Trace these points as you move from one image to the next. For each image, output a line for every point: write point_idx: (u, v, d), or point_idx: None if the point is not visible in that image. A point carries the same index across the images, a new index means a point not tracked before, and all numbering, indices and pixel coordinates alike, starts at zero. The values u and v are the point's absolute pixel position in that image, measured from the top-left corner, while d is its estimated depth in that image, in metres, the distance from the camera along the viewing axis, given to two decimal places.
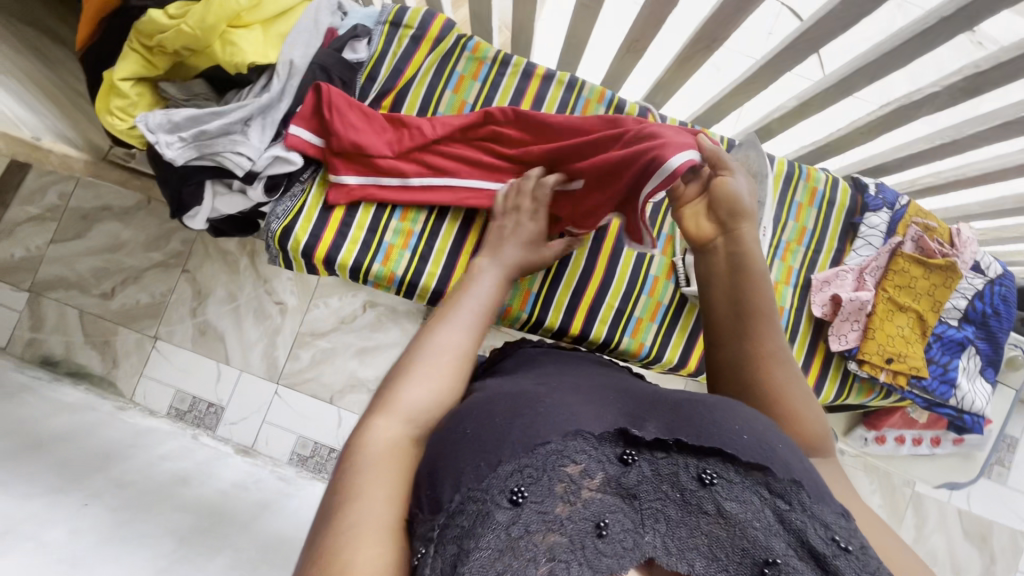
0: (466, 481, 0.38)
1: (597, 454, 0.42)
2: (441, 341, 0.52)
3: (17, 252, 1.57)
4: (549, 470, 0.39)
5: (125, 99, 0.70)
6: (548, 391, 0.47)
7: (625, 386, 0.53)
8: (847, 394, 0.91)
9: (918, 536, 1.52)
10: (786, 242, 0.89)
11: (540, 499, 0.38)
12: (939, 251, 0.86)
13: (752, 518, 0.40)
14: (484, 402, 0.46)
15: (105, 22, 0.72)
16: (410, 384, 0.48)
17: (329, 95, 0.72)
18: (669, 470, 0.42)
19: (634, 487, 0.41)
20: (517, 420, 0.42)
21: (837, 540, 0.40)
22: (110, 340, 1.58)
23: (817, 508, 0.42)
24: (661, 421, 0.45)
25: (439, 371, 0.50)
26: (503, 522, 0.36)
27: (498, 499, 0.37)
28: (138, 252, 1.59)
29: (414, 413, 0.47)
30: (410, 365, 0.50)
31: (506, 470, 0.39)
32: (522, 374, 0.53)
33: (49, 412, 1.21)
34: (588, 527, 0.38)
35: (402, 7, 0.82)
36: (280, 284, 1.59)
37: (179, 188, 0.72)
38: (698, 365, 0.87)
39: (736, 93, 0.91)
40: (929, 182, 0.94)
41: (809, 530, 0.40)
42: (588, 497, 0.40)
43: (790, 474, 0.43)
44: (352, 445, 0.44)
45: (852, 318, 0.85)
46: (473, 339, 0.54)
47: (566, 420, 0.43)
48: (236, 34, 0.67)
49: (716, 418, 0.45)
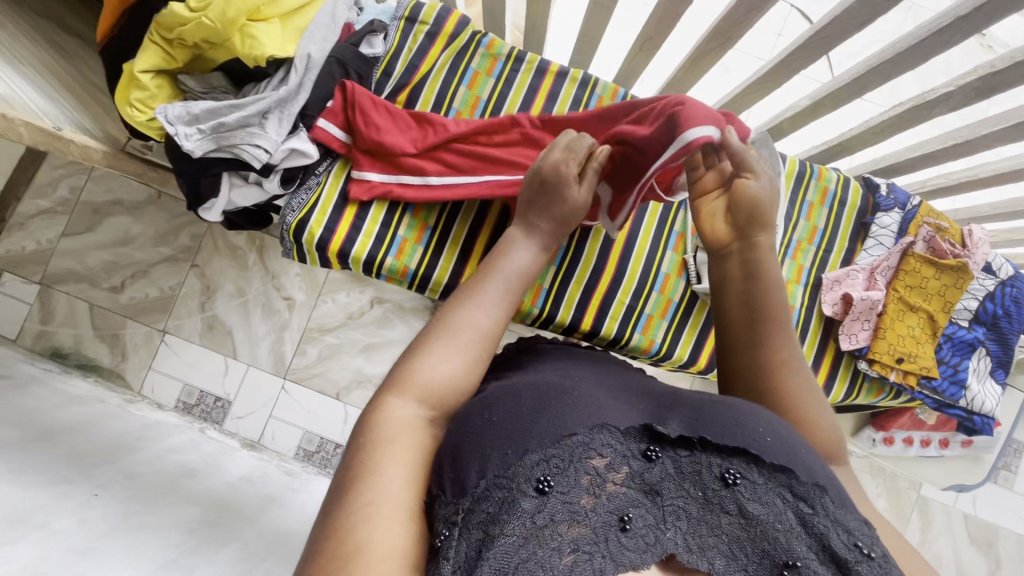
0: (492, 468, 0.40)
1: (621, 449, 0.43)
2: (461, 319, 0.50)
3: (29, 245, 1.58)
4: (575, 462, 0.41)
5: (144, 91, 0.71)
6: (569, 379, 0.48)
7: (645, 382, 0.54)
8: (856, 393, 0.91)
9: (924, 539, 1.52)
10: (797, 242, 0.89)
11: (567, 490, 0.39)
12: (951, 251, 0.86)
13: (773, 521, 0.40)
14: (511, 390, 0.46)
15: (126, 15, 0.72)
16: (426, 363, 0.47)
17: (354, 92, 0.74)
18: (692, 467, 0.43)
19: (657, 483, 0.42)
20: (544, 411, 0.43)
21: (860, 547, 0.41)
22: (119, 333, 1.59)
23: (840, 514, 0.42)
24: (684, 417, 0.46)
25: (455, 352, 0.49)
26: (528, 509, 0.38)
27: (526, 487, 0.39)
28: (147, 246, 1.60)
29: (432, 394, 0.46)
30: (432, 342, 0.48)
31: (533, 459, 0.40)
32: (541, 368, 0.52)
33: (58, 404, 1.22)
34: (612, 521, 0.39)
35: (417, 3, 0.83)
36: (289, 280, 1.60)
37: (198, 177, 0.73)
38: (708, 362, 0.87)
39: (749, 92, 0.91)
40: (941, 183, 0.94)
41: (831, 534, 0.41)
42: (612, 491, 0.41)
43: (813, 478, 0.43)
44: (367, 419, 0.44)
45: (863, 318, 0.86)
46: (496, 318, 0.52)
47: (593, 412, 0.44)
48: (256, 27, 0.68)
49: (743, 419, 0.45)
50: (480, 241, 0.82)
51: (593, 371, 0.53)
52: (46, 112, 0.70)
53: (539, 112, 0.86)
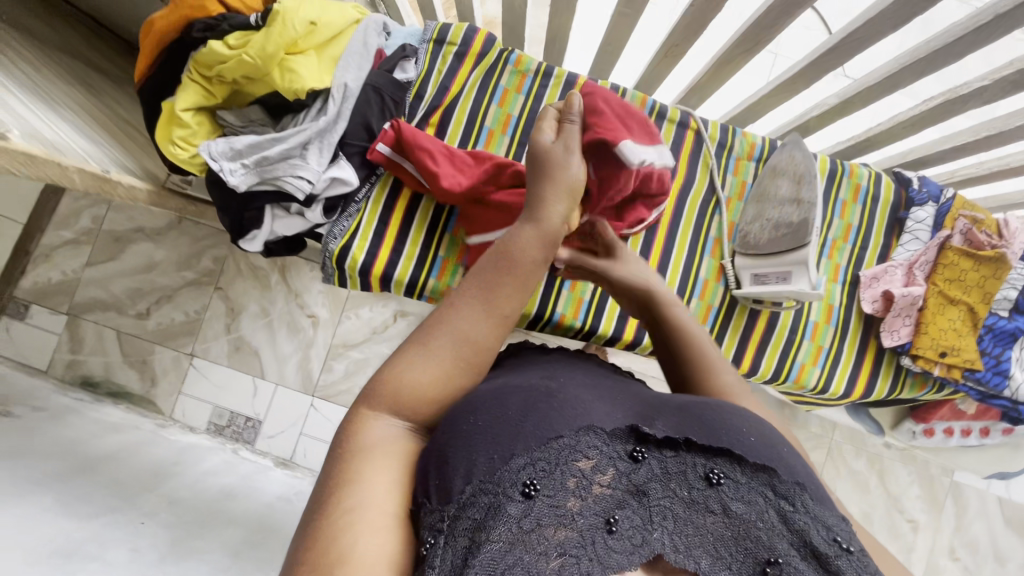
0: (479, 473, 0.39)
1: (607, 451, 0.43)
2: (448, 323, 0.48)
3: (55, 275, 1.60)
4: (562, 464, 0.41)
5: (186, 129, 0.72)
6: (557, 384, 0.49)
7: (633, 390, 0.54)
8: (900, 389, 0.91)
9: (959, 524, 1.52)
10: (832, 240, 0.89)
11: (553, 493, 0.40)
12: (987, 243, 0.85)
13: (755, 519, 0.42)
14: (497, 392, 0.46)
15: (161, 56, 0.73)
16: (409, 372, 0.46)
17: (415, 138, 0.73)
18: (678, 468, 0.44)
19: (644, 484, 0.42)
20: (531, 413, 0.44)
21: (839, 542, 0.42)
22: (148, 359, 1.60)
23: (820, 512, 0.43)
24: (669, 419, 0.47)
25: (440, 359, 0.47)
26: (514, 514, 0.38)
27: (511, 492, 0.39)
28: (171, 271, 1.61)
29: (413, 401, 0.46)
30: (420, 347, 0.48)
31: (519, 463, 0.40)
32: (529, 368, 0.55)
33: (97, 433, 1.24)
34: (598, 523, 0.39)
35: (444, 24, 0.83)
36: (312, 297, 1.60)
37: (241, 211, 0.75)
38: (751, 365, 0.87)
39: (778, 91, 0.91)
40: (971, 173, 0.94)
41: (813, 532, 0.42)
42: (599, 493, 0.41)
43: (793, 477, 0.45)
44: (351, 425, 0.44)
45: (904, 314, 0.86)
46: (485, 322, 0.49)
47: (578, 415, 0.44)
48: (294, 61, 0.69)
49: (725, 420, 0.47)
50: None
51: (572, 374, 0.54)
52: (91, 154, 0.72)
53: None
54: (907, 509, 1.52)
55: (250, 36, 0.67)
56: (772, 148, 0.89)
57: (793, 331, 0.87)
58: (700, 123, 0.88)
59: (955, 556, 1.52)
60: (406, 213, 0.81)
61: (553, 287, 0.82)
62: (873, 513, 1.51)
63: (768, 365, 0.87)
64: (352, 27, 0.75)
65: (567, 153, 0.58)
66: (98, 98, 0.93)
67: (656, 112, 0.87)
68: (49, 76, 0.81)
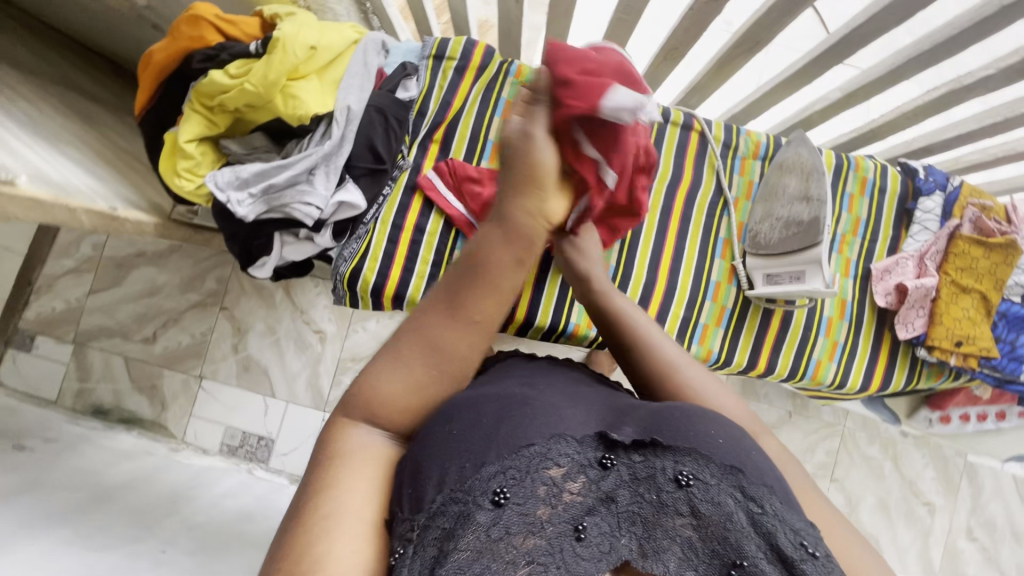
0: (449, 482, 0.39)
1: (578, 459, 0.43)
2: (422, 326, 0.44)
3: (59, 305, 1.59)
4: (532, 472, 0.41)
5: (190, 160, 0.71)
6: (534, 392, 0.49)
7: (614, 399, 0.53)
8: (917, 379, 0.92)
9: (975, 505, 1.53)
10: (842, 235, 0.89)
11: (522, 501, 0.40)
12: (998, 229, 0.85)
13: (724, 521, 0.41)
14: (471, 401, 0.44)
15: (162, 87, 0.73)
16: (386, 378, 0.44)
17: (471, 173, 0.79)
18: (647, 473, 0.43)
19: (612, 491, 0.43)
20: (504, 420, 0.43)
21: (806, 545, 0.40)
22: (157, 384, 1.58)
23: (789, 514, 0.42)
24: (642, 424, 0.46)
25: (417, 363, 0.43)
26: (483, 523, 0.38)
27: (481, 500, 0.39)
28: (175, 294, 1.60)
29: (390, 410, 0.43)
30: (393, 354, 0.44)
31: (489, 471, 0.40)
32: (511, 375, 0.55)
33: (111, 461, 1.23)
34: (567, 531, 0.40)
35: (443, 39, 0.83)
36: (318, 312, 1.59)
37: (250, 239, 0.75)
38: (768, 364, 0.87)
39: (784, 86, 0.91)
40: (975, 159, 0.93)
41: (780, 533, 0.40)
42: (569, 501, 0.41)
43: (762, 479, 0.43)
44: (328, 435, 0.43)
45: (918, 305, 0.86)
46: (460, 326, 0.44)
47: (549, 423, 0.44)
48: (296, 87, 0.68)
49: (693, 424, 0.45)
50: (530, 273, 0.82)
51: (552, 382, 0.54)
52: (97, 191, 0.72)
53: None
54: (923, 492, 1.52)
55: (251, 65, 0.67)
56: (776, 146, 0.89)
57: (808, 329, 0.87)
58: (704, 124, 0.87)
59: (972, 536, 1.52)
60: (415, 231, 0.80)
61: (566, 298, 0.83)
62: (890, 498, 1.51)
63: (784, 364, 0.87)
64: (351, 49, 0.75)
65: (530, 138, 0.47)
66: (99, 129, 0.94)
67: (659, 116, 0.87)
68: (53, 111, 0.82)
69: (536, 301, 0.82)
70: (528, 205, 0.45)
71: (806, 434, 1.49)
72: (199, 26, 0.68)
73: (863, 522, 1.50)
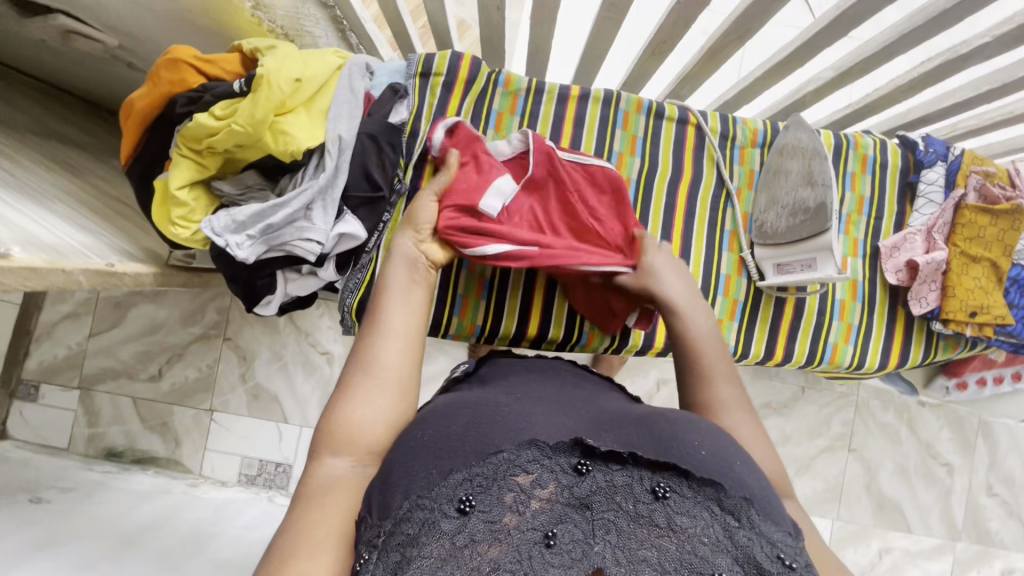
0: (416, 490, 0.41)
1: (550, 465, 0.43)
2: (378, 357, 0.52)
3: (60, 351, 1.56)
4: (499, 479, 0.41)
5: (184, 207, 0.70)
6: (512, 399, 0.51)
7: (596, 402, 0.54)
8: (934, 352, 0.92)
9: (993, 461, 1.54)
10: (847, 215, 0.89)
11: (488, 508, 0.40)
12: (1002, 195, 0.84)
13: (700, 533, 0.41)
14: (443, 410, 0.49)
15: (147, 132, 0.71)
16: (355, 405, 0.49)
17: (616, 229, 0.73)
18: (623, 481, 0.43)
19: (587, 497, 0.42)
20: (476, 429, 0.45)
21: (782, 558, 0.41)
22: (168, 421, 1.55)
23: (765, 527, 0.43)
24: (619, 434, 0.47)
25: (383, 387, 0.50)
26: (447, 530, 0.38)
27: (447, 508, 0.40)
28: (177, 329, 1.57)
29: (349, 435, 0.47)
30: (347, 387, 0.50)
31: (456, 480, 0.41)
32: (490, 385, 0.56)
33: (130, 505, 1.22)
34: (536, 538, 0.39)
35: (427, 55, 0.81)
36: (323, 334, 1.56)
37: (252, 280, 0.73)
38: (785, 352, 0.87)
39: (771, 72, 0.90)
40: (972, 125, 0.92)
41: (755, 548, 0.41)
42: (536, 508, 0.41)
43: (742, 492, 0.44)
44: (304, 474, 0.47)
45: (930, 280, 0.86)
46: (409, 356, 0.53)
47: (521, 430, 0.45)
48: (285, 122, 0.67)
49: (675, 429, 0.47)
50: (539, 284, 0.81)
51: (534, 389, 0.55)
52: (91, 249, 0.71)
53: (569, 140, 0.85)
54: (941, 453, 1.52)
55: (236, 104, 0.65)
56: (775, 131, 0.88)
57: (822, 313, 0.87)
58: (700, 116, 0.86)
59: (992, 492, 1.54)
60: None
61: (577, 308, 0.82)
62: (908, 463, 1.52)
63: (801, 351, 0.87)
64: (336, 75, 0.73)
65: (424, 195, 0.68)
66: (82, 176, 0.92)
67: (653, 113, 0.86)
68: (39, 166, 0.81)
69: (547, 313, 0.82)
70: (407, 241, 0.63)
71: (820, 408, 1.49)
72: (178, 68, 0.67)
73: (884, 489, 1.51)
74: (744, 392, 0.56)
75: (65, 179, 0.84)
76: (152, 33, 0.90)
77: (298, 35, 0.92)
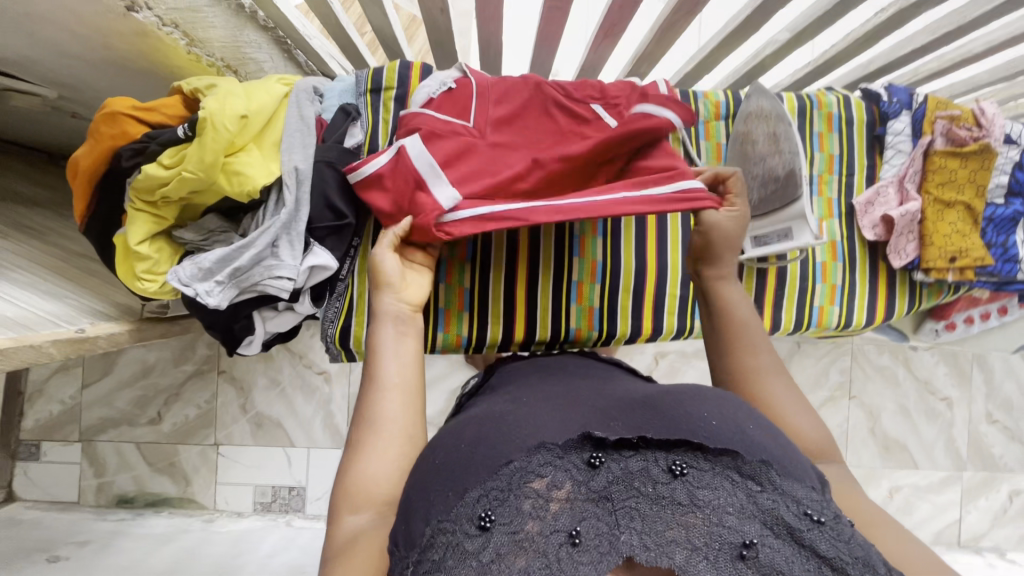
0: (435, 513, 0.40)
1: (563, 464, 0.41)
2: (384, 411, 0.52)
3: (55, 407, 1.47)
4: (514, 490, 0.39)
5: (147, 261, 0.68)
6: (514, 405, 0.49)
7: (606, 390, 0.53)
8: (919, 301, 0.93)
9: (990, 388, 1.56)
10: (819, 175, 0.89)
11: (509, 520, 0.38)
12: (970, 137, 0.82)
13: (724, 503, 0.39)
14: (457, 427, 0.48)
15: (98, 188, 0.69)
16: (366, 462, 0.50)
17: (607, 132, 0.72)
18: (640, 466, 0.41)
19: (605, 490, 0.40)
20: (482, 441, 0.44)
21: (810, 514, 0.40)
22: (174, 461, 1.48)
23: (787, 484, 0.41)
24: (630, 420, 0.45)
25: (393, 439, 0.51)
26: (473, 550, 0.37)
27: (468, 527, 0.39)
28: (169, 368, 1.48)
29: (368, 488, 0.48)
30: (355, 445, 0.51)
31: (473, 497, 0.40)
32: (498, 395, 0.54)
33: (148, 552, 1.20)
34: (561, 539, 0.37)
35: (376, 70, 0.80)
36: (318, 354, 1.49)
37: (231, 324, 0.72)
38: (773, 319, 0.88)
39: (727, 41, 0.89)
40: (934, 68, 0.92)
41: (782, 509, 0.40)
42: (557, 509, 0.39)
43: (758, 455, 0.42)
44: (331, 536, 0.48)
45: (907, 231, 0.86)
46: (416, 408, 0.54)
47: (529, 435, 0.43)
48: (237, 161, 0.65)
49: (684, 408, 0.45)
50: (521, 279, 0.81)
51: (548, 389, 0.53)
52: (61, 316, 0.71)
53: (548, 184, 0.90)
54: (939, 389, 1.54)
55: (184, 150, 0.63)
56: (736, 101, 0.88)
57: (804, 279, 0.88)
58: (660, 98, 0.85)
59: (992, 420, 1.56)
60: None
61: (561, 304, 0.82)
62: (909, 402, 1.54)
63: (788, 318, 0.88)
64: (283, 103, 0.71)
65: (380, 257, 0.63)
66: (39, 234, 0.89)
67: None
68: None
69: (532, 314, 0.81)
70: (386, 299, 0.60)
71: (817, 360, 1.51)
72: (117, 121, 0.65)
73: (888, 430, 1.53)
74: (777, 356, 0.61)
75: (25, 243, 0.83)
76: (92, 82, 0.87)
77: (241, 64, 0.87)
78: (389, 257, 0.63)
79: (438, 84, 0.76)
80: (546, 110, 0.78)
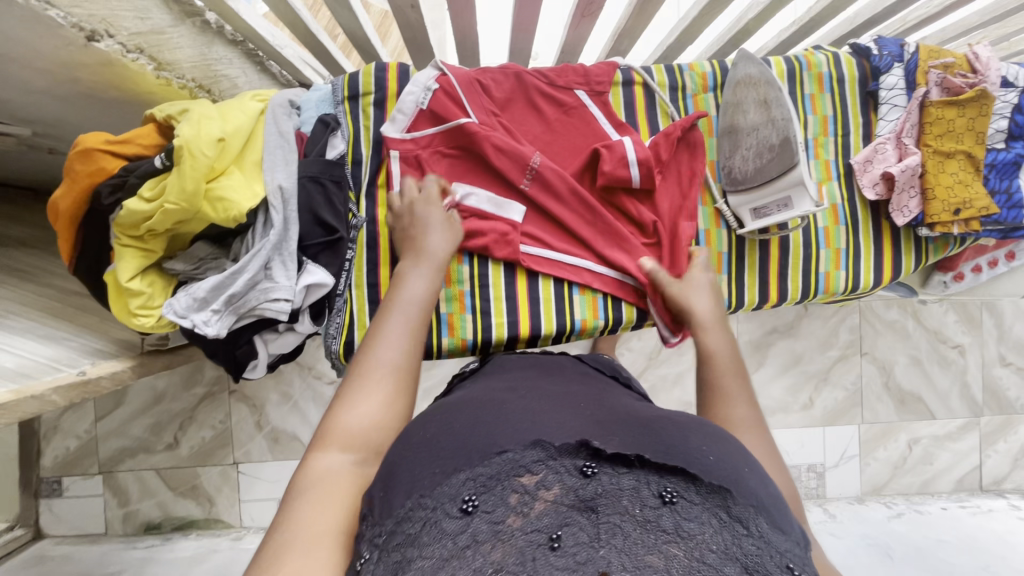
0: (418, 488, 0.39)
1: (555, 466, 0.40)
2: (381, 360, 0.54)
3: (71, 442, 1.47)
4: (502, 480, 0.39)
5: (141, 296, 0.67)
6: (519, 400, 0.49)
7: (607, 399, 0.53)
8: (926, 257, 0.91)
9: (1001, 332, 1.53)
10: (814, 138, 0.87)
11: (492, 509, 0.37)
12: (965, 84, 0.80)
13: (711, 541, 0.36)
14: (449, 409, 0.48)
15: (81, 227, 0.67)
16: (357, 406, 0.50)
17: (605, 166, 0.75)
18: (631, 484, 0.39)
19: (592, 500, 0.38)
20: (478, 425, 0.45)
21: (791, 569, 0.36)
22: (196, 484, 1.48)
23: (776, 537, 0.38)
24: (629, 440, 0.43)
25: (386, 389, 0.52)
26: (450, 530, 0.36)
27: (449, 508, 0.37)
28: (180, 393, 1.48)
29: (356, 438, 0.48)
30: (350, 392, 0.51)
31: (460, 479, 0.39)
32: (496, 385, 0.54)
33: None
34: (540, 540, 0.35)
35: (351, 76, 0.77)
36: (325, 364, 1.48)
37: (233, 350, 0.72)
38: (780, 292, 0.86)
39: (707, 11, 0.87)
40: (922, 15, 0.89)
41: (765, 559, 0.36)
42: (541, 510, 0.37)
43: (750, 499, 0.39)
44: (296, 476, 0.46)
45: (908, 187, 0.83)
46: (411, 363, 0.55)
47: (527, 432, 0.43)
48: (219, 187, 0.63)
49: (684, 436, 0.44)
50: (521, 271, 0.79)
51: (556, 389, 0.53)
52: (60, 359, 0.70)
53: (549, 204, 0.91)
54: (950, 337, 1.53)
55: (163, 182, 0.61)
56: (724, 69, 0.86)
57: (808, 245, 0.86)
58: (646, 74, 0.83)
59: (1005, 363, 1.55)
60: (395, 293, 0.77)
61: (564, 300, 0.80)
62: (920, 354, 1.53)
63: (795, 287, 0.87)
64: (260, 121, 0.70)
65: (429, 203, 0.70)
66: (31, 278, 0.88)
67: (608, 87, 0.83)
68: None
69: (536, 307, 0.79)
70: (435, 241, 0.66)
71: (825, 321, 1.50)
72: (92, 158, 0.63)
73: (901, 382, 1.53)
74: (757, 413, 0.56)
75: (18, 288, 0.82)
76: (65, 116, 0.85)
77: (214, 82, 0.85)
78: (433, 211, 0.69)
79: (421, 89, 0.75)
80: (531, 101, 0.79)
